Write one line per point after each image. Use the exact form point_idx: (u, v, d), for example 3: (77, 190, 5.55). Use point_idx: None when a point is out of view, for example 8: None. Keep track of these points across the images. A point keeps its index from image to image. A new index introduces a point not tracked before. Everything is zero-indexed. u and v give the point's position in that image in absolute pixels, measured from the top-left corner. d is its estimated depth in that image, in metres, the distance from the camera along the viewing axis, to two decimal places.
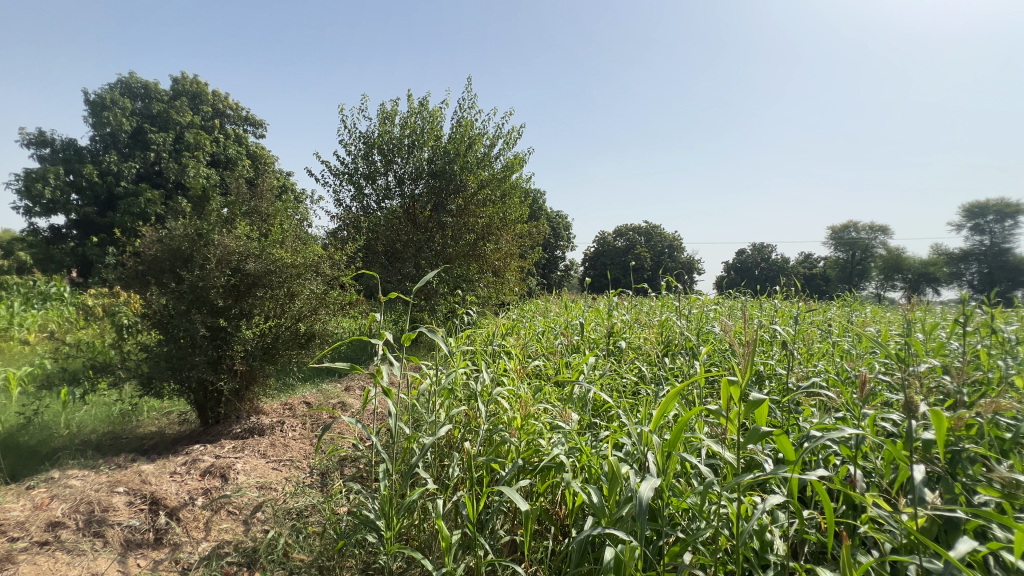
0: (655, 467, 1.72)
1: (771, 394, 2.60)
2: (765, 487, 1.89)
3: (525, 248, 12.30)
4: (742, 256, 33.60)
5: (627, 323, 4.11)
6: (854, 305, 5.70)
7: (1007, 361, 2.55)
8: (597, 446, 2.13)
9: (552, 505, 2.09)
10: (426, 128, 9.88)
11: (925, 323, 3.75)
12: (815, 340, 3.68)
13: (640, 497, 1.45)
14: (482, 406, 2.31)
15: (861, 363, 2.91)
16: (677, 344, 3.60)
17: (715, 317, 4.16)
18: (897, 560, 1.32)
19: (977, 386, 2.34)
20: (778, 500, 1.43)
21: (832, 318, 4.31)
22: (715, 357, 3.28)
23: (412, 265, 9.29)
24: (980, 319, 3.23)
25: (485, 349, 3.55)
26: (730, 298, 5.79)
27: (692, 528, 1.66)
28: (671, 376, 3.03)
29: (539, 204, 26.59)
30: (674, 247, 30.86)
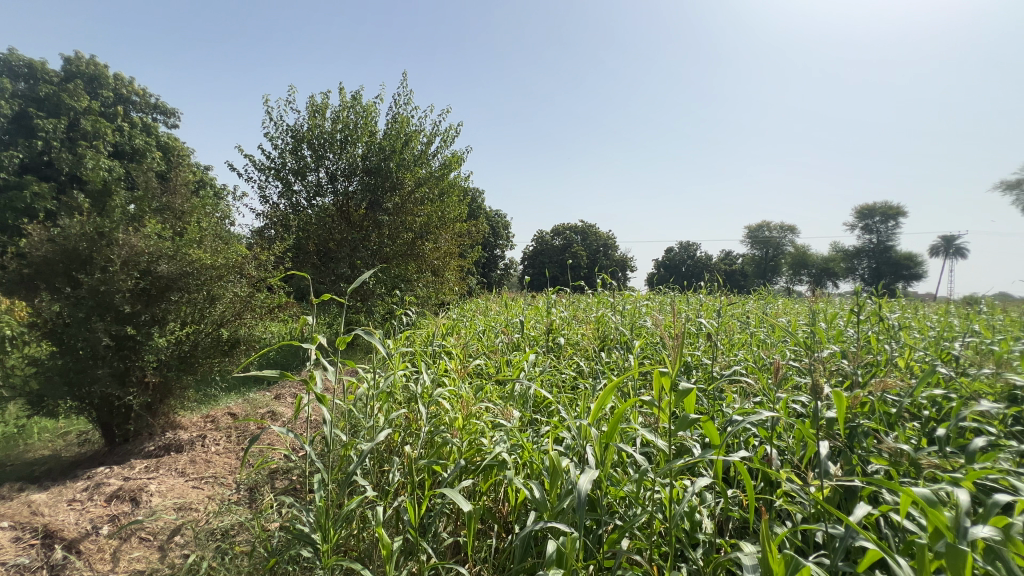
0: (593, 459, 1.77)
1: (697, 382, 2.78)
2: (694, 470, 2.01)
3: (464, 246, 12.23)
4: (670, 254, 35.59)
5: (565, 320, 4.22)
6: (768, 298, 6.22)
7: (892, 345, 2.90)
8: (538, 441, 2.17)
9: (494, 503, 2.10)
10: (359, 123, 9.52)
11: (826, 313, 4.18)
12: (736, 331, 3.97)
13: (579, 490, 1.49)
14: (422, 408, 2.27)
15: (775, 351, 3.19)
16: (613, 339, 3.75)
17: (647, 312, 4.37)
18: (807, 528, 1.45)
19: (869, 367, 2.65)
20: (706, 483, 1.53)
21: (749, 310, 4.68)
22: (648, 350, 3.44)
23: (346, 265, 8.91)
24: (871, 309, 3.64)
25: (425, 349, 3.49)
26: (660, 293, 6.10)
27: (629, 514, 1.73)
28: (607, 369, 3.15)
29: (477, 202, 26.55)
30: (609, 245, 32.01)
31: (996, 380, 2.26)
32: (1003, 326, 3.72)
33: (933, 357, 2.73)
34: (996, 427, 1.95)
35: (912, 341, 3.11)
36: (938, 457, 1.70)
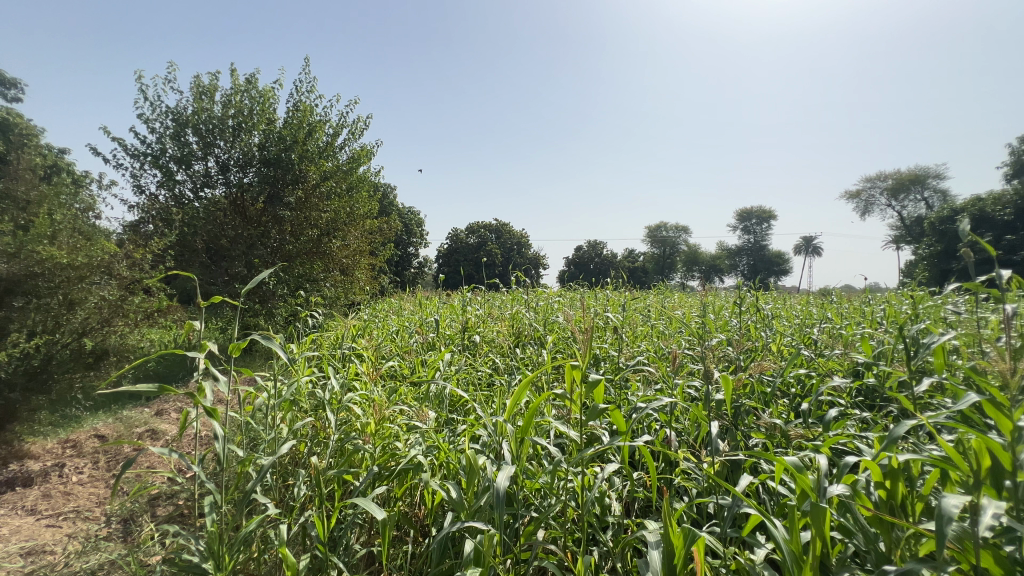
0: (510, 455, 1.79)
1: (606, 373, 2.94)
2: (603, 457, 2.12)
3: (375, 244, 11.77)
4: (580, 253, 37.27)
5: (480, 318, 4.24)
6: (666, 293, 6.78)
7: (767, 332, 3.31)
8: (454, 441, 2.16)
9: (410, 508, 2.05)
10: (255, 109, 8.73)
11: (715, 305, 4.64)
12: (639, 323, 4.27)
13: (497, 488, 1.50)
14: (331, 415, 2.13)
15: (673, 341, 3.48)
16: (527, 335, 3.84)
17: (559, 308, 4.53)
18: (701, 502, 1.59)
19: (748, 353, 2.99)
20: (614, 468, 1.62)
21: (650, 304, 5.05)
22: (560, 344, 3.58)
23: (242, 264, 8.11)
24: (750, 301, 4.12)
25: (333, 353, 3.30)
26: (571, 290, 6.36)
27: (544, 505, 1.78)
28: (522, 365, 3.22)
29: (389, 199, 25.68)
30: (522, 244, 32.71)
31: (844, 359, 2.67)
32: (847, 313, 4.42)
33: (798, 341, 3.16)
34: (845, 398, 2.30)
35: (781, 328, 3.58)
36: (802, 428, 1.97)
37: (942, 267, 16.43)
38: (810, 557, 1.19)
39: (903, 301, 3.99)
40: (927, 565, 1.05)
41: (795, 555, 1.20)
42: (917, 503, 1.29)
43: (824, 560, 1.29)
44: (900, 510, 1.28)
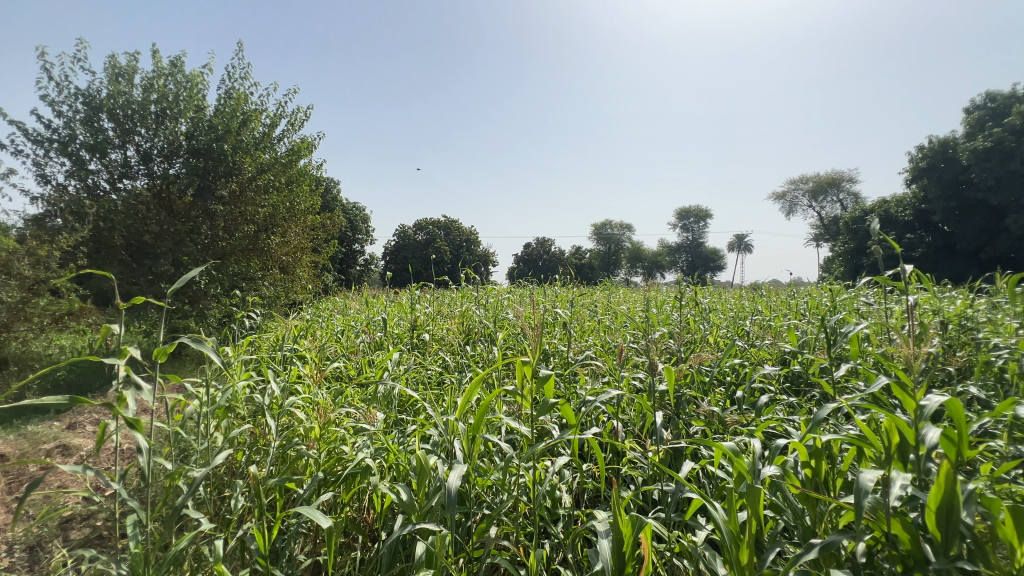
0: (461, 453, 1.78)
1: (555, 367, 2.99)
2: (553, 450, 2.15)
3: (317, 240, 11.29)
4: (528, 249, 37.56)
5: (430, 316, 4.17)
6: (611, 288, 6.99)
7: (705, 325, 3.49)
8: (404, 441, 2.11)
9: (358, 513, 1.98)
10: (181, 94, 8.09)
11: (657, 300, 4.83)
12: (586, 319, 4.37)
13: (449, 487, 1.48)
14: (271, 421, 2.02)
15: (618, 335, 3.60)
16: (477, 332, 3.83)
17: (509, 304, 4.56)
18: (648, 489, 1.66)
19: (688, 344, 3.14)
20: (565, 461, 1.66)
21: (597, 300, 5.19)
22: (510, 341, 3.60)
23: (168, 262, 7.48)
24: (689, 296, 4.33)
25: (272, 355, 3.12)
26: (520, 286, 6.40)
27: (496, 502, 1.78)
28: (472, 362, 3.20)
29: (331, 194, 24.67)
30: (471, 241, 32.54)
31: (772, 348, 2.87)
32: (775, 305, 4.76)
33: (733, 332, 3.36)
34: (774, 385, 2.48)
35: (718, 320, 3.79)
36: (738, 414, 2.10)
37: (855, 263, 18.07)
38: (746, 536, 1.26)
39: (822, 293, 4.36)
40: (848, 535, 1.15)
41: (733, 535, 1.27)
42: (838, 479, 1.41)
43: (759, 538, 1.38)
44: (824, 487, 1.39)
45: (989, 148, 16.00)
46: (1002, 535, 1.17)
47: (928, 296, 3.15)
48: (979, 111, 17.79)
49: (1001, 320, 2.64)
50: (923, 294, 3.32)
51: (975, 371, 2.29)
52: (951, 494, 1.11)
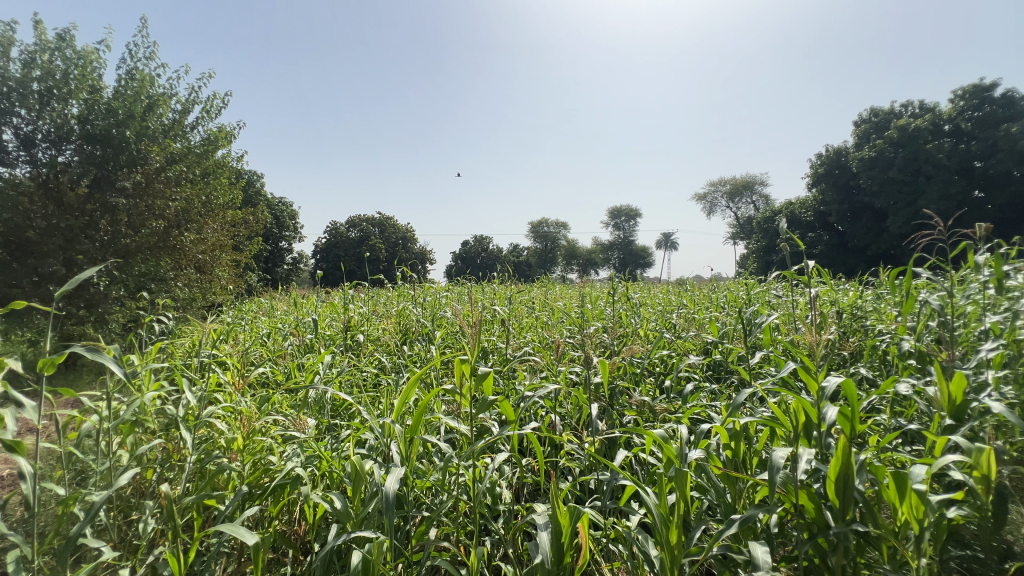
0: (399, 456, 1.73)
1: (494, 364, 2.99)
2: (493, 447, 2.16)
3: (238, 237, 10.55)
4: (466, 247, 37.38)
5: (364, 316, 4.01)
6: (547, 285, 7.12)
7: (636, 319, 3.65)
8: (338, 448, 2.03)
9: (288, 525, 1.87)
10: (71, 72, 7.19)
11: (592, 296, 4.98)
12: (524, 315, 4.42)
13: (386, 492, 1.44)
14: (187, 433, 1.85)
15: (555, 330, 3.69)
16: (415, 331, 3.75)
17: (447, 302, 4.50)
18: (585, 478, 1.70)
19: (621, 338, 3.28)
20: (505, 457, 1.67)
21: (534, 297, 5.27)
22: (448, 339, 3.56)
23: (59, 261, 6.59)
24: (621, 291, 4.51)
25: (187, 363, 2.86)
26: (458, 284, 6.33)
27: (436, 503, 1.75)
28: (410, 362, 3.14)
29: (254, 187, 23.09)
30: (408, 239, 31.79)
31: (697, 340, 3.05)
32: (698, 299, 5.09)
33: (661, 325, 3.55)
34: (698, 373, 2.65)
35: (647, 315, 3.98)
36: (666, 402, 2.22)
37: (766, 259, 19.73)
38: (675, 517, 1.33)
39: (738, 288, 4.72)
40: (763, 508, 1.26)
41: (663, 517, 1.34)
42: (754, 457, 1.53)
43: (687, 517, 1.46)
44: (743, 465, 1.51)
45: (874, 157, 18.10)
46: (887, 497, 1.33)
47: (826, 289, 3.51)
48: (865, 124, 20.09)
49: (884, 308, 3.00)
50: (822, 286, 3.69)
51: (864, 354, 2.58)
52: (847, 464, 1.24)
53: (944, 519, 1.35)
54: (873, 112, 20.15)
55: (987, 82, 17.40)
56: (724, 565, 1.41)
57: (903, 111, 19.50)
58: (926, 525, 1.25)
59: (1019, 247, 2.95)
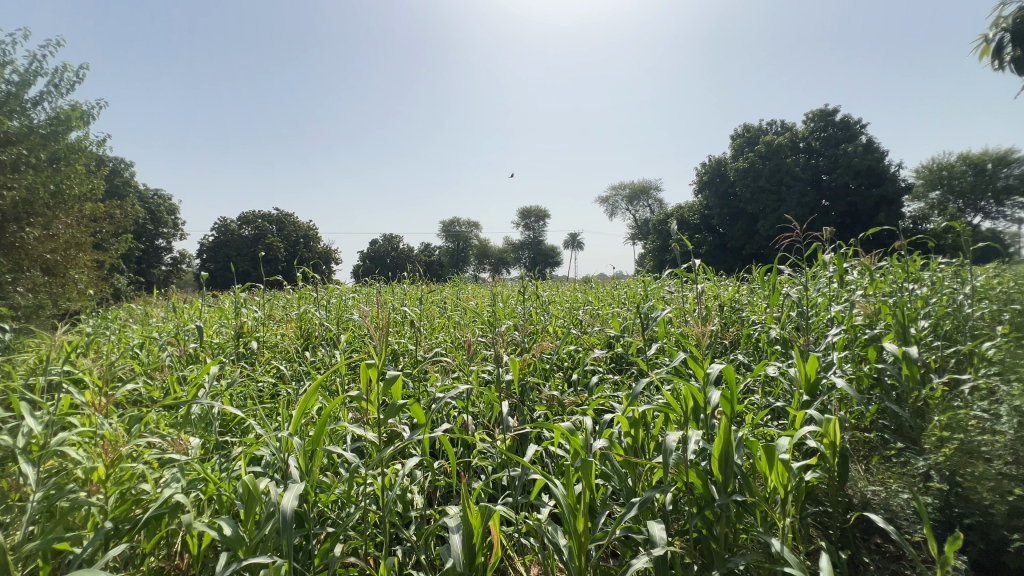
0: (299, 470, 1.61)
1: (404, 367, 2.90)
2: (404, 452, 2.10)
3: (99, 234, 9.14)
4: (375, 246, 35.91)
5: (259, 321, 3.68)
6: (459, 284, 7.08)
7: (545, 317, 3.77)
8: (228, 468, 1.83)
9: (167, 560, 1.65)
10: None
11: (504, 294, 5.05)
12: (436, 315, 4.35)
13: (284, 511, 1.33)
14: (28, 467, 1.55)
15: (468, 330, 3.69)
16: (318, 336, 3.53)
17: (354, 304, 4.29)
18: (497, 476, 1.72)
19: (532, 334, 3.36)
20: (416, 462, 1.63)
21: (446, 296, 5.20)
22: (355, 343, 3.41)
23: None
24: (531, 289, 4.63)
25: (30, 382, 2.40)
26: (366, 285, 6.06)
27: (342, 517, 1.65)
28: (313, 369, 2.93)
29: (119, 176, 20.20)
30: (310, 237, 29.77)
31: (601, 334, 3.22)
32: (602, 296, 5.39)
33: (569, 321, 3.70)
34: (603, 366, 2.81)
35: (556, 312, 4.13)
36: (574, 396, 2.32)
37: (660, 258, 21.50)
38: (582, 505, 1.39)
39: (637, 285, 5.08)
40: (659, 489, 1.36)
41: (571, 506, 1.39)
42: (651, 442, 1.65)
43: (592, 504, 1.54)
44: (641, 451, 1.62)
45: (746, 167, 20.55)
46: (759, 468, 1.51)
47: (710, 285, 3.90)
48: (738, 138, 22.73)
49: (756, 301, 3.41)
50: (707, 282, 4.10)
51: (741, 342, 2.92)
52: (727, 442, 1.39)
53: (802, 482, 1.58)
54: (745, 128, 22.86)
55: (829, 108, 20.60)
56: (627, 546, 1.50)
57: (768, 128, 22.37)
58: (789, 489, 1.44)
59: (854, 247, 3.53)
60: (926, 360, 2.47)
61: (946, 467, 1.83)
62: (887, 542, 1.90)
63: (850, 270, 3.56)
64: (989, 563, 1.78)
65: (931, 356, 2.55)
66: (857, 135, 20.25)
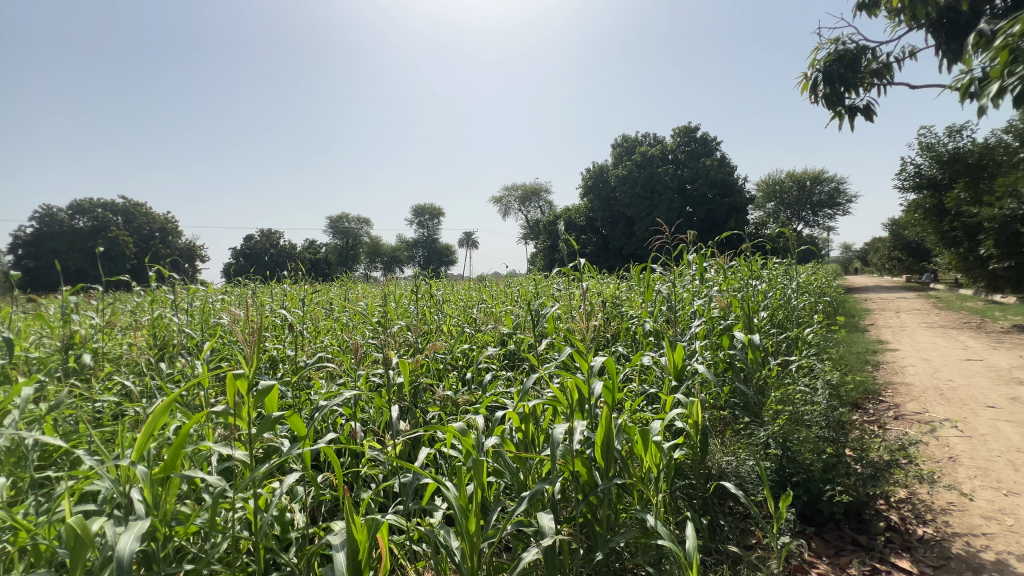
0: (147, 503, 1.37)
1: (283, 374, 2.65)
2: (283, 468, 1.91)
3: None
4: (249, 242, 32.40)
5: (97, 329, 3.09)
6: (348, 283, 6.70)
7: (440, 316, 3.71)
8: (46, 510, 1.49)
9: None
10: None
11: (396, 294, 4.87)
12: (322, 317, 4.06)
13: (122, 555, 1.12)
14: None
15: (357, 332, 3.50)
16: (176, 345, 3.06)
17: (223, 308, 3.82)
18: (387, 484, 1.64)
19: (425, 334, 3.29)
20: (295, 478, 1.48)
21: (333, 297, 4.87)
22: (224, 352, 3.03)
23: None
24: (425, 288, 4.53)
25: None
26: (238, 285, 5.44)
27: (205, 549, 1.45)
28: (169, 383, 2.54)
29: None
30: (168, 231, 25.87)
31: (494, 332, 3.27)
32: (496, 294, 5.47)
33: (463, 320, 3.69)
34: (496, 363, 2.86)
35: (450, 311, 4.08)
36: (468, 394, 2.32)
37: (550, 257, 22.50)
38: (474, 505, 1.39)
39: (528, 283, 5.25)
40: (548, 481, 1.41)
41: (463, 507, 1.37)
42: (542, 435, 1.71)
43: (485, 502, 1.55)
44: (531, 445, 1.67)
45: (625, 175, 22.40)
46: (636, 451, 1.65)
47: (595, 283, 4.18)
48: (618, 147, 24.68)
49: (633, 297, 3.72)
50: (592, 280, 4.38)
51: (621, 336, 3.16)
52: (608, 430, 1.49)
53: (671, 459, 1.75)
54: (624, 139, 24.87)
55: (691, 125, 23.28)
56: (518, 539, 1.53)
57: (643, 139, 24.58)
58: (661, 467, 1.59)
59: (712, 249, 4.03)
60: (766, 345, 2.92)
61: (780, 435, 2.17)
62: (738, 504, 2.20)
63: (709, 268, 4.06)
64: (810, 511, 2.16)
65: (769, 341, 3.01)
66: (713, 151, 23.19)
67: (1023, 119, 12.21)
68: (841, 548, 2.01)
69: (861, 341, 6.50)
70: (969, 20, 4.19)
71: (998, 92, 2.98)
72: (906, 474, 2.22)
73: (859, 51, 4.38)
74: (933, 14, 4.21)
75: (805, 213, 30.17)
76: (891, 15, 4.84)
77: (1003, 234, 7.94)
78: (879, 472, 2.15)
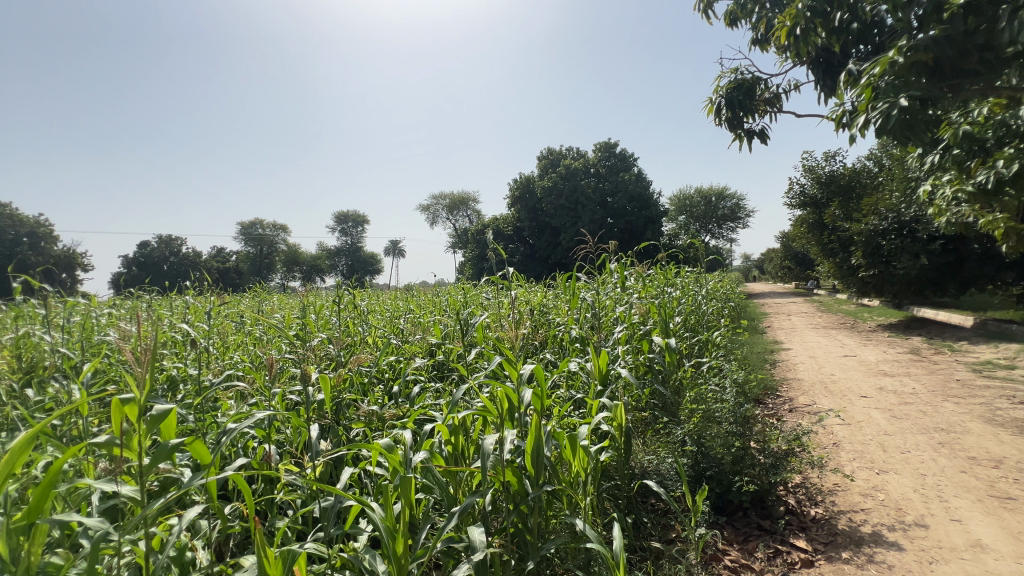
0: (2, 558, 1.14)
1: (183, 395, 2.37)
2: (182, 500, 1.71)
3: None
4: (144, 249, 29.13)
5: None
6: (262, 294, 6.20)
7: (364, 327, 3.55)
8: None
9: None
10: None
11: (316, 305, 4.58)
12: (230, 331, 3.72)
13: None
14: None
15: (272, 347, 3.24)
16: (48, 368, 2.65)
17: (110, 324, 3.37)
18: (305, 510, 1.52)
19: (347, 347, 3.13)
20: (197, 511, 1.32)
21: (243, 309, 4.48)
22: (109, 374, 2.66)
23: None
24: (347, 298, 4.30)
25: None
26: (128, 297, 4.83)
27: None
28: (36, 412, 2.18)
29: None
30: (42, 236, 22.54)
31: (422, 342, 3.18)
32: (423, 304, 5.35)
33: (389, 331, 3.56)
34: (424, 375, 2.79)
35: (375, 321, 3.92)
36: (395, 408, 2.23)
37: (479, 266, 22.65)
38: (401, 526, 1.33)
39: (457, 292, 5.20)
40: (479, 494, 1.38)
41: (390, 529, 1.31)
42: (472, 447, 1.68)
43: (414, 521, 1.49)
44: (461, 457, 1.64)
45: (551, 186, 23.08)
46: (565, 456, 1.67)
47: (523, 291, 4.22)
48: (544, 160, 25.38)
49: (560, 305, 3.81)
50: (520, 289, 4.43)
51: (549, 343, 3.22)
52: (538, 435, 1.50)
53: (598, 462, 1.81)
54: (549, 152, 25.62)
55: (611, 141, 24.55)
56: (448, 556, 1.49)
57: (567, 153, 25.52)
58: (588, 471, 1.64)
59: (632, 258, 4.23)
60: (681, 349, 3.11)
61: (695, 432, 2.33)
62: (659, 500, 2.31)
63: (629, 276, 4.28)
64: (723, 503, 2.32)
65: (683, 345, 3.22)
66: (631, 166, 24.62)
67: (881, 149, 14.32)
68: (749, 533, 2.19)
69: (760, 342, 7.17)
70: (840, 61, 4.82)
71: (864, 123, 3.46)
72: (800, 461, 2.46)
73: (754, 81, 4.86)
74: (813, 53, 4.79)
75: (712, 226, 33.03)
76: (779, 51, 5.44)
77: (868, 246, 9.24)
78: (779, 461, 2.37)
